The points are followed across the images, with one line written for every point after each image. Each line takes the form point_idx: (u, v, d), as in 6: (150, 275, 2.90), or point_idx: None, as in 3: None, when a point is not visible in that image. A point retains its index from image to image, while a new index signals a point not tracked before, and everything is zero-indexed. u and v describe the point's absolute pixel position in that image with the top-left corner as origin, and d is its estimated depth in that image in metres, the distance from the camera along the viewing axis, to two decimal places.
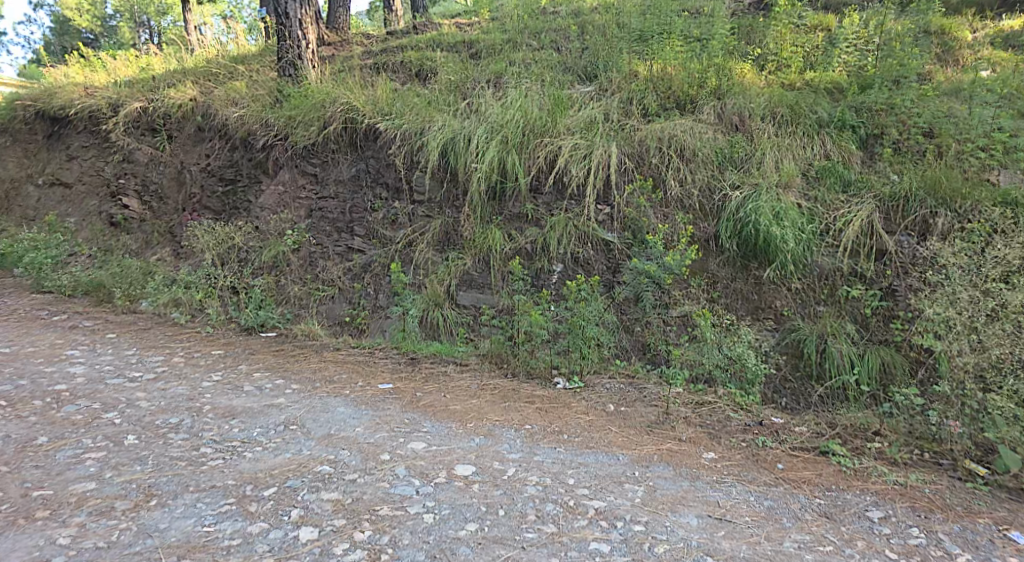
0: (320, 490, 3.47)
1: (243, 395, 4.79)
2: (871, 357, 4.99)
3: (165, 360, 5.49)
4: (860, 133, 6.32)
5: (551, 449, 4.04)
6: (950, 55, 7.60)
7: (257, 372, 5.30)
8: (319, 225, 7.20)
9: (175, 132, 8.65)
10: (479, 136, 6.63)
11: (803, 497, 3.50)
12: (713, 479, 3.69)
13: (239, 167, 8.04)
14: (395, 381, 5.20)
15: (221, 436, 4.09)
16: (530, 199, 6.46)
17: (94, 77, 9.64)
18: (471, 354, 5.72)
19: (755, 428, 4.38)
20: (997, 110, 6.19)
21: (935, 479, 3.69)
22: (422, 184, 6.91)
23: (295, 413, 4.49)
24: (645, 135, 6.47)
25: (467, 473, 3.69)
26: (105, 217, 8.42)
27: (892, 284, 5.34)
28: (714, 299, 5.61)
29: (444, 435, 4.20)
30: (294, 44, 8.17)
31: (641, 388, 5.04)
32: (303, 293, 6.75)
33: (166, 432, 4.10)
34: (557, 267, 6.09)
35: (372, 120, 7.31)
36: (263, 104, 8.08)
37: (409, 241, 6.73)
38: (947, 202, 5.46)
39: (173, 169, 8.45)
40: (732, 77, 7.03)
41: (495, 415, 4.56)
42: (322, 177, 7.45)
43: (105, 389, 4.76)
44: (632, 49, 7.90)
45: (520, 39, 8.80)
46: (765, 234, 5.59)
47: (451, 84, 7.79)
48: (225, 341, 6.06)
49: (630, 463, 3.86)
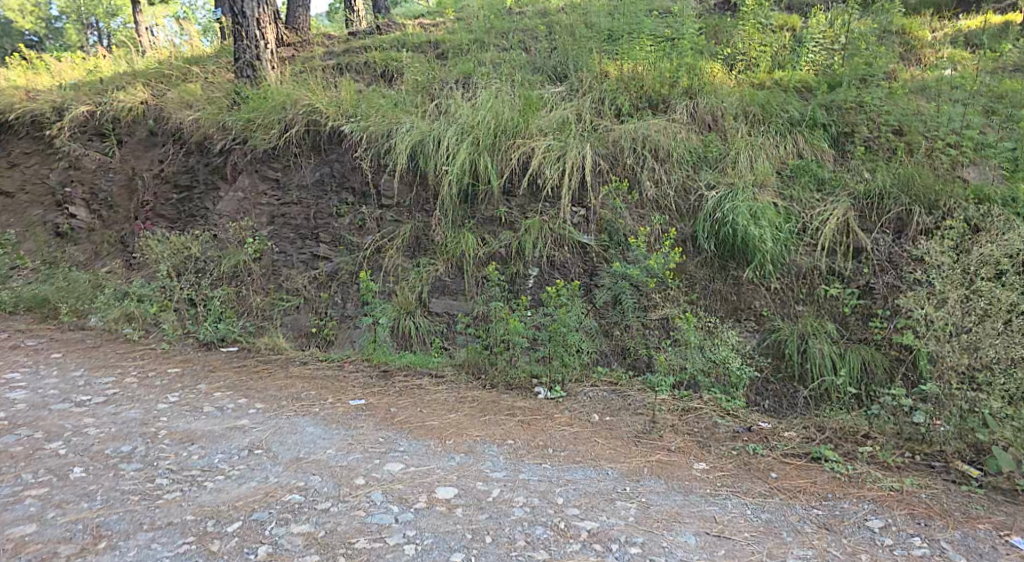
0: (290, 522, 3.20)
1: (202, 417, 4.45)
2: (852, 357, 4.90)
3: (117, 381, 5.10)
4: (831, 132, 6.27)
5: (536, 465, 3.84)
6: (913, 54, 7.53)
7: (217, 391, 4.95)
8: (282, 232, 6.86)
9: (125, 137, 8.18)
10: (449, 137, 6.39)
11: (800, 507, 3.37)
12: (707, 492, 3.53)
13: (195, 172, 7.62)
14: (367, 396, 4.92)
15: (178, 464, 3.77)
16: (503, 203, 6.27)
17: (38, 81, 9.07)
18: (446, 365, 5.47)
19: (744, 435, 4.24)
20: (967, 108, 6.21)
21: (930, 483, 3.60)
22: (390, 188, 6.64)
23: (260, 436, 4.18)
24: (619, 135, 6.30)
25: (449, 496, 3.46)
26: (50, 228, 7.91)
27: (869, 282, 5.26)
28: (694, 301, 5.45)
29: (422, 454, 3.96)
30: (251, 45, 7.77)
31: (624, 396, 4.86)
32: (266, 304, 6.41)
33: (117, 462, 3.76)
34: (532, 271, 5.90)
35: (336, 122, 7.03)
36: (219, 107, 7.69)
37: (378, 247, 6.46)
38: (921, 199, 5.43)
39: (124, 176, 7.97)
40: (703, 76, 6.92)
41: (474, 430, 4.33)
42: (284, 182, 7.12)
43: (49, 416, 4.38)
44: (601, 49, 7.77)
45: (486, 39, 8.58)
46: (743, 234, 5.49)
47: (418, 84, 7.53)
48: (183, 358, 5.68)
49: (619, 478, 3.68)
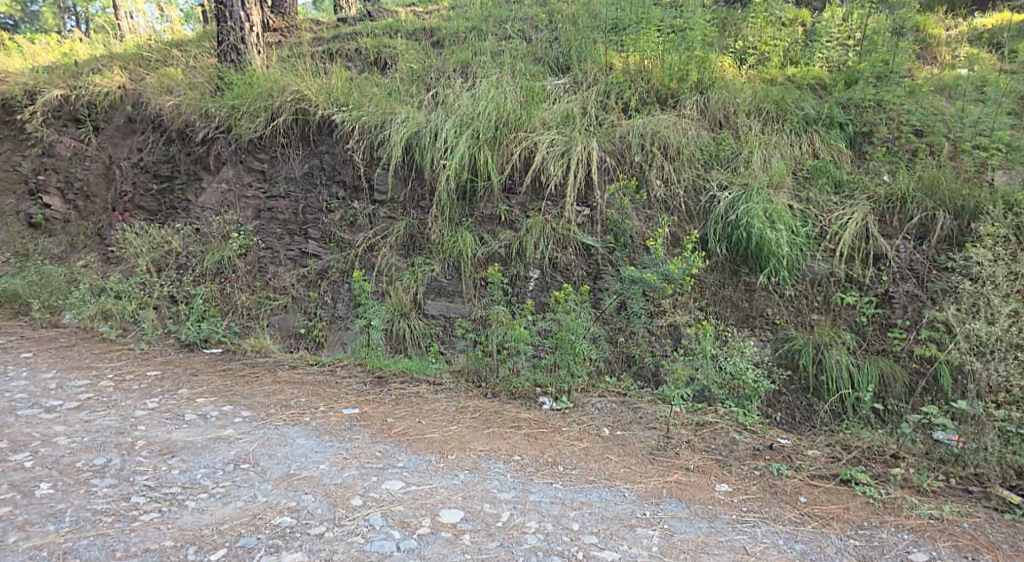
0: (280, 550, 2.89)
1: (183, 426, 4.11)
2: (869, 368, 4.70)
3: (91, 384, 4.74)
4: (847, 131, 6.03)
5: (547, 485, 3.56)
6: (928, 53, 7.32)
7: (199, 396, 4.62)
8: (269, 227, 6.54)
9: (102, 123, 7.64)
10: (448, 129, 6.04)
11: (836, 538, 3.14)
12: (733, 518, 3.28)
13: (176, 162, 7.18)
14: (360, 404, 4.60)
15: (157, 480, 3.44)
16: (504, 200, 5.96)
17: (9, 62, 8.58)
18: (444, 372, 5.19)
19: (766, 452, 3.99)
20: (994, 109, 5.99)
21: (970, 510, 3.40)
22: (384, 182, 6.30)
23: (247, 448, 3.86)
24: (627, 132, 6.00)
25: (455, 520, 3.17)
26: (23, 218, 7.57)
27: (888, 291, 5.03)
28: (703, 307, 5.20)
29: (424, 471, 3.66)
30: (235, 27, 7.39)
31: (635, 408, 4.60)
32: (252, 303, 6.12)
33: (88, 478, 3.42)
34: (534, 273, 5.62)
35: (326, 110, 6.60)
36: (202, 92, 7.27)
37: (371, 245, 6.16)
38: (946, 203, 5.18)
39: (101, 165, 7.51)
40: (714, 71, 6.65)
41: (478, 443, 4.04)
42: (271, 174, 6.74)
43: (14, 423, 4.01)
44: (607, 39, 7.44)
45: (485, 27, 8.25)
46: (758, 238, 5.21)
47: (414, 73, 7.23)
48: (163, 360, 5.34)
49: (638, 501, 3.42)
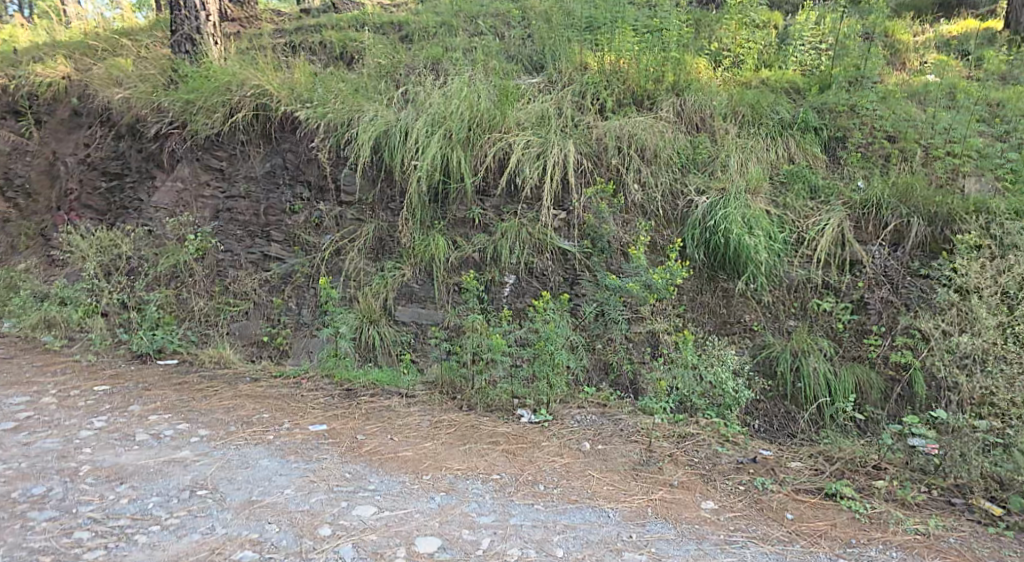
0: None
1: (135, 448, 3.82)
2: (845, 376, 4.67)
3: (32, 401, 4.39)
4: (822, 135, 6.00)
5: (527, 507, 3.39)
6: (897, 58, 7.35)
7: (153, 414, 4.31)
8: (227, 229, 6.20)
9: (44, 116, 7.24)
10: (419, 129, 5.79)
11: (825, 557, 3.06)
12: (721, 538, 3.17)
13: (126, 159, 6.78)
14: (328, 420, 4.36)
15: (104, 512, 3.15)
16: (477, 203, 5.77)
17: None
18: (417, 383, 4.99)
19: (749, 466, 3.91)
20: (964, 116, 6.07)
21: (954, 524, 3.36)
22: (351, 183, 6.03)
23: (205, 472, 3.58)
24: (603, 134, 5.87)
25: (432, 549, 2.97)
26: None
27: (863, 297, 5.02)
28: (681, 314, 5.11)
29: (397, 494, 3.45)
30: (190, 16, 6.98)
31: (615, 420, 4.47)
32: (210, 309, 5.81)
33: (25, 511, 3.11)
34: (509, 278, 5.45)
35: (289, 107, 6.31)
36: (153, 85, 6.83)
37: (337, 248, 5.90)
38: (920, 210, 5.17)
39: (44, 161, 7.12)
40: (689, 73, 6.58)
41: (454, 461, 3.86)
42: (230, 173, 6.40)
43: None
44: (580, 38, 7.31)
45: (455, 22, 8.02)
46: (736, 244, 5.13)
47: (381, 69, 6.96)
48: (113, 373, 4.99)
49: (623, 523, 3.28)
